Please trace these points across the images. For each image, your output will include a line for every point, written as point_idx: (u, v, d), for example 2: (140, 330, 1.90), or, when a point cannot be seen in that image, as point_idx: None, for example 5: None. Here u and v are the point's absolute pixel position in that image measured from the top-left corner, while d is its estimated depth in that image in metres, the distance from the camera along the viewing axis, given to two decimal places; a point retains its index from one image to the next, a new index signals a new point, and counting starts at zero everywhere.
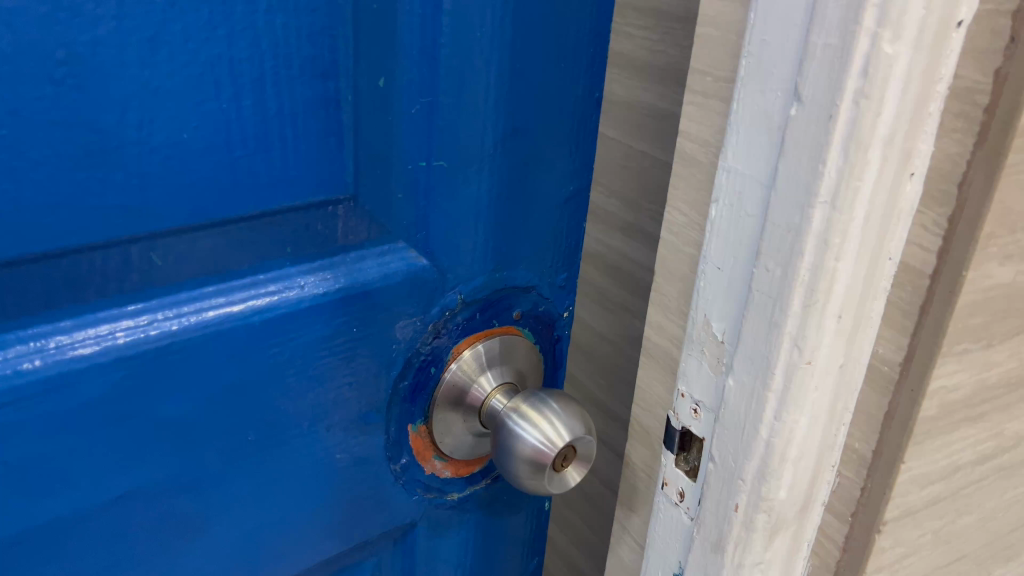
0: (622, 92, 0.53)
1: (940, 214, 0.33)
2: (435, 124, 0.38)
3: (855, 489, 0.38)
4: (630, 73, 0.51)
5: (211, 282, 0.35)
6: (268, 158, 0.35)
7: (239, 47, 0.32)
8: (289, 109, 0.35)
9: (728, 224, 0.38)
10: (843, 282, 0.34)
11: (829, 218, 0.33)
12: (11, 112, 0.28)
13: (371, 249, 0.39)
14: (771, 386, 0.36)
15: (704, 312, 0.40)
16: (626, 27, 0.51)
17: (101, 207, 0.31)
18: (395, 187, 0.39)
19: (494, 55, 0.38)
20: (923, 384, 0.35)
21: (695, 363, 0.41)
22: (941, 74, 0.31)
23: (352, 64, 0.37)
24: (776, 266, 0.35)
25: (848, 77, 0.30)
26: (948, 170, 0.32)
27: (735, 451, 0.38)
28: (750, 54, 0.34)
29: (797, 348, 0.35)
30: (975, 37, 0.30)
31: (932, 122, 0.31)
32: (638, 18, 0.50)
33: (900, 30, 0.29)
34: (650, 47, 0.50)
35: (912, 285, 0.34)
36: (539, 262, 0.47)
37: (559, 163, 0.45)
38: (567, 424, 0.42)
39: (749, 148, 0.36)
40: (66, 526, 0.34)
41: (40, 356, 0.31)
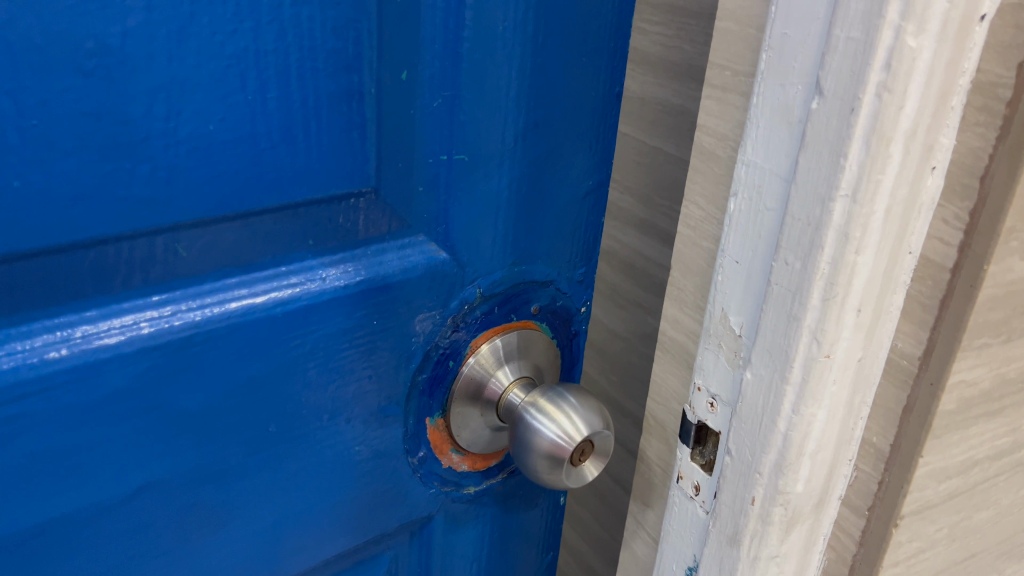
0: (637, 88, 0.53)
1: (961, 208, 0.33)
2: (457, 118, 0.38)
3: (872, 483, 0.38)
4: (648, 70, 0.52)
5: (234, 273, 0.35)
6: (291, 151, 0.35)
7: (265, 40, 0.33)
8: (313, 103, 0.35)
9: (746, 217, 0.38)
10: (863, 276, 0.34)
11: (850, 211, 0.33)
12: (42, 102, 0.28)
13: (392, 241, 0.39)
14: (789, 379, 0.36)
15: (722, 305, 0.40)
16: (642, 22, 0.51)
17: (127, 198, 0.32)
18: (416, 180, 0.39)
19: (515, 49, 0.38)
20: (942, 377, 0.35)
21: (712, 357, 0.41)
22: (964, 67, 0.31)
23: (375, 57, 0.36)
24: (796, 260, 0.35)
25: (871, 70, 0.30)
26: (970, 163, 0.32)
27: (753, 444, 0.38)
28: (772, 47, 0.35)
29: (816, 341, 0.35)
30: (999, 31, 0.30)
31: (955, 115, 0.31)
32: (654, 14, 0.50)
33: (924, 23, 0.29)
34: (666, 43, 0.50)
35: (933, 279, 0.34)
36: (558, 257, 0.47)
37: (578, 158, 0.45)
38: (584, 418, 0.42)
39: (769, 142, 0.36)
40: (91, 515, 0.34)
41: (66, 346, 0.31)
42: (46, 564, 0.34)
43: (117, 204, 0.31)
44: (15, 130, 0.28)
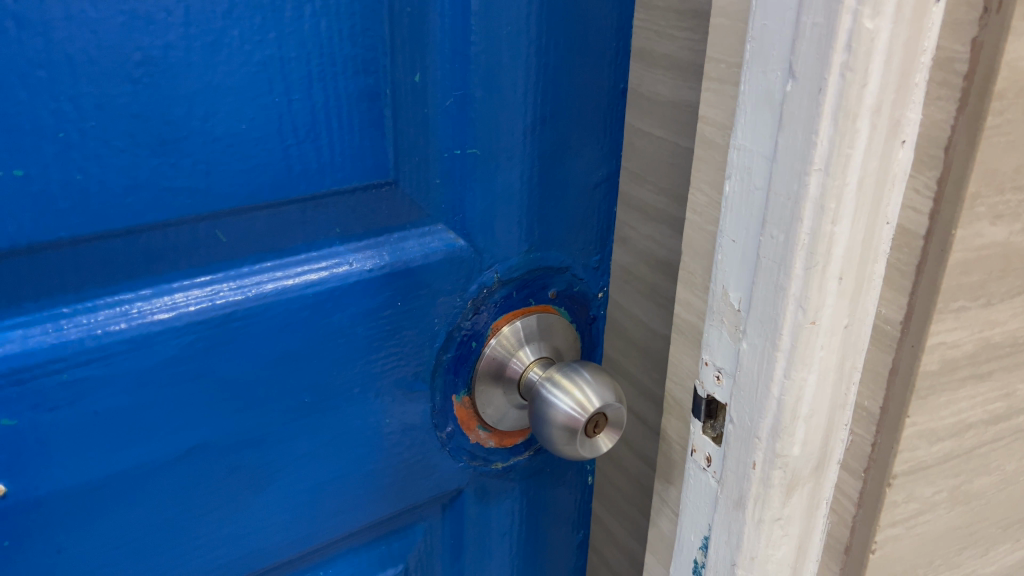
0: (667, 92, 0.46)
1: (930, 177, 0.35)
2: (468, 115, 0.42)
3: (866, 445, 0.40)
4: (675, 73, 0.45)
5: (270, 257, 0.40)
6: (316, 146, 0.39)
7: (289, 48, 0.37)
8: (334, 103, 0.39)
9: (739, 197, 0.40)
10: (841, 245, 0.36)
11: (825, 184, 0.35)
12: (98, 106, 0.33)
13: (412, 229, 0.44)
14: (779, 346, 0.38)
15: (723, 282, 0.43)
16: (669, 28, 0.45)
17: (171, 189, 0.36)
18: (433, 172, 0.43)
19: (520, 51, 0.43)
20: (921, 339, 0.37)
21: (717, 332, 0.44)
22: (923, 46, 0.33)
23: (389, 62, 0.40)
24: (780, 233, 0.37)
25: (834, 52, 0.33)
26: (936, 136, 0.34)
27: (751, 410, 0.41)
28: (753, 38, 0.37)
29: (801, 309, 0.37)
30: (953, 10, 0.32)
31: (919, 91, 0.34)
32: (678, 19, 0.44)
33: (879, 6, 0.32)
34: (693, 48, 0.43)
35: (909, 246, 0.36)
36: (572, 245, 0.51)
37: (586, 150, 0.49)
38: (597, 392, 0.45)
39: (754, 126, 0.38)
40: (148, 473, 0.39)
41: (125, 319, 0.36)
42: (107, 514, 0.39)
43: (163, 195, 0.36)
44: (76, 131, 0.33)
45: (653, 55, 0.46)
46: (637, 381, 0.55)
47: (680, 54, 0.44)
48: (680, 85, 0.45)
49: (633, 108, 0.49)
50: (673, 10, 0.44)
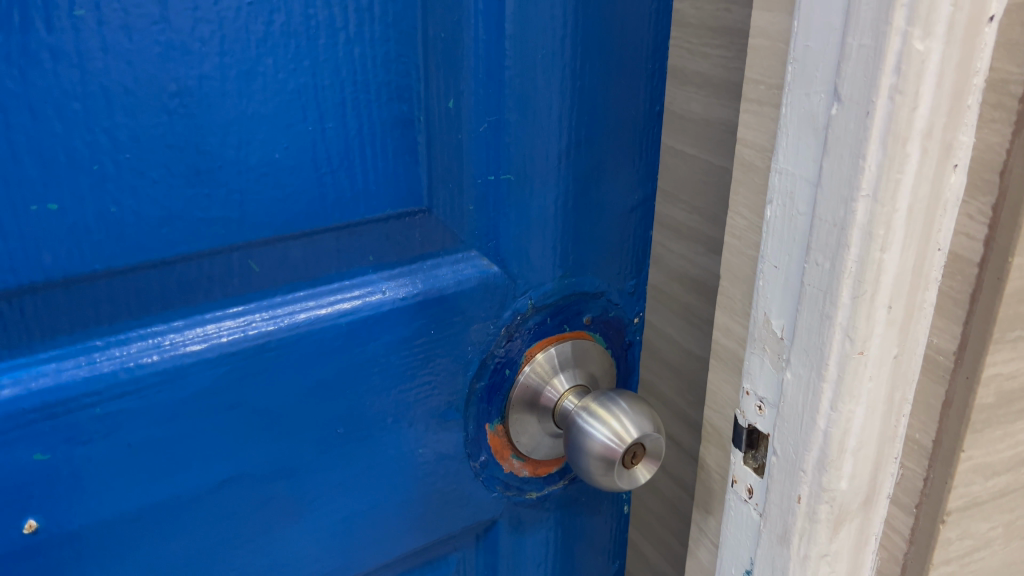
0: (700, 109, 0.46)
1: (985, 203, 0.33)
2: (502, 140, 0.42)
3: (917, 480, 0.38)
4: (708, 91, 0.45)
5: (302, 286, 0.39)
6: (350, 174, 0.39)
7: (323, 76, 0.36)
8: (368, 131, 0.39)
9: (781, 223, 0.39)
10: (891, 273, 0.35)
11: (873, 211, 0.34)
12: (133, 137, 0.33)
13: (446, 256, 0.43)
14: (825, 377, 0.37)
15: (764, 309, 0.41)
16: (702, 45, 0.44)
17: (205, 220, 0.36)
18: (467, 199, 0.43)
19: (555, 73, 0.42)
20: (977, 370, 0.35)
21: (758, 360, 0.43)
22: (976, 67, 0.32)
23: (423, 88, 0.40)
24: (825, 260, 0.36)
25: (883, 74, 0.32)
26: (991, 160, 0.33)
27: (796, 442, 0.40)
28: (795, 60, 0.36)
29: (849, 339, 0.36)
30: (1008, 30, 0.31)
31: (972, 114, 0.33)
32: (712, 37, 0.43)
33: (930, 27, 0.31)
34: (726, 65, 0.43)
35: (962, 274, 0.35)
36: (607, 270, 0.50)
37: (621, 173, 0.48)
38: (635, 421, 0.44)
39: (797, 150, 0.37)
40: (181, 505, 0.38)
41: (157, 351, 0.36)
42: (141, 548, 0.38)
43: (196, 225, 0.35)
44: (111, 162, 0.33)
45: (686, 73, 0.45)
46: (674, 408, 0.53)
47: (711, 71, 0.44)
48: (720, 98, 0.44)
49: (669, 128, 0.48)
50: (705, 27, 0.43)
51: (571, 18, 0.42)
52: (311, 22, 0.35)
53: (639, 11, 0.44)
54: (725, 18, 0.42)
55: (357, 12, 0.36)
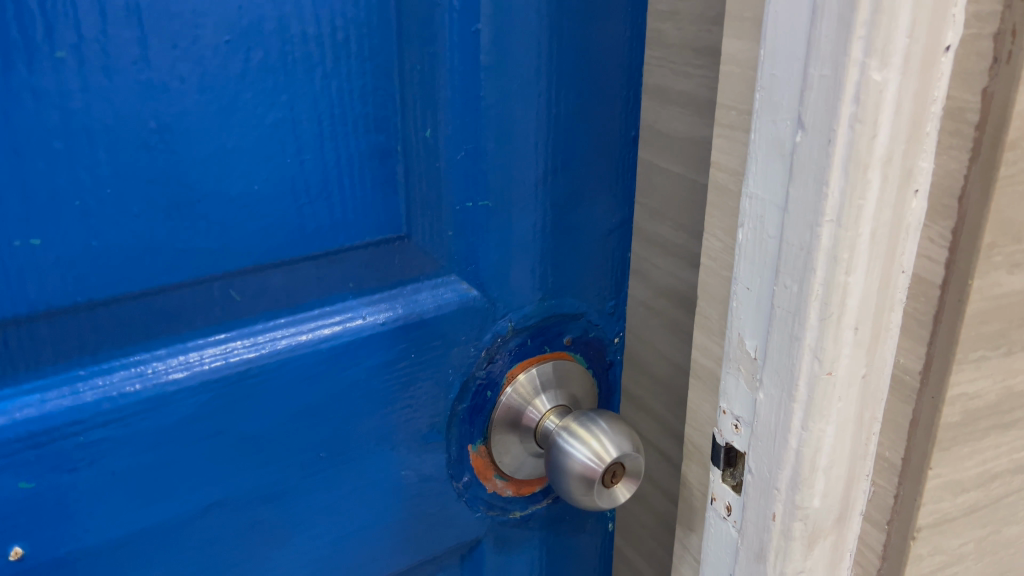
0: (683, 129, 0.46)
1: (945, 227, 0.34)
2: (479, 168, 0.43)
3: (888, 497, 0.39)
4: (692, 110, 0.45)
5: (283, 313, 0.40)
6: (329, 204, 0.40)
7: (301, 109, 0.37)
8: (346, 161, 0.39)
9: (753, 246, 0.40)
10: (856, 295, 0.36)
11: (837, 235, 0.35)
12: (114, 173, 0.34)
13: (426, 281, 0.44)
14: (796, 397, 0.38)
15: (739, 330, 0.42)
16: (685, 66, 0.44)
17: (185, 251, 0.36)
18: (446, 224, 0.44)
19: (531, 101, 0.43)
20: (941, 390, 0.36)
21: (733, 380, 0.43)
22: (933, 95, 0.33)
23: (400, 120, 0.41)
24: (793, 283, 0.37)
25: (843, 104, 0.33)
26: (950, 185, 0.34)
27: (770, 461, 0.40)
28: (763, 87, 0.37)
29: (817, 360, 0.37)
30: (963, 59, 0.32)
31: (930, 140, 0.33)
32: (695, 58, 0.43)
33: (887, 58, 0.32)
34: (710, 85, 0.43)
35: (926, 295, 0.35)
36: (587, 292, 0.51)
37: (599, 197, 0.49)
38: (614, 441, 0.45)
39: (766, 175, 0.38)
40: (166, 531, 0.39)
41: (140, 380, 0.37)
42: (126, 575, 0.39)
43: (177, 257, 0.36)
44: (93, 198, 0.34)
45: (670, 94, 0.46)
46: (657, 426, 0.54)
47: (696, 91, 0.44)
48: (695, 120, 0.45)
49: (647, 145, 0.48)
50: (688, 48, 0.44)
51: (545, 48, 0.43)
52: (289, 60, 0.36)
53: (613, 40, 0.45)
54: (698, 42, 0.43)
55: (334, 47, 0.37)
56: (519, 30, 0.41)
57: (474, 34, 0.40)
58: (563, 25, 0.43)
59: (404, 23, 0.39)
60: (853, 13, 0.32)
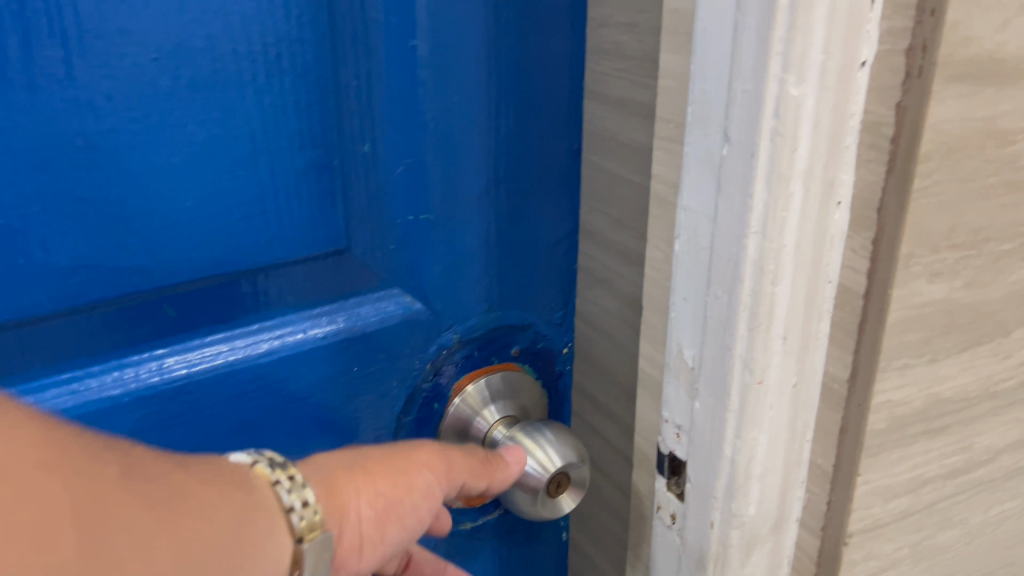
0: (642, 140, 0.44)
1: (866, 238, 0.35)
2: (420, 181, 0.43)
3: (822, 503, 0.40)
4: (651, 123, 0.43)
5: (221, 329, 0.40)
6: (265, 220, 0.40)
7: (233, 126, 0.37)
8: (282, 177, 0.40)
9: (688, 257, 0.41)
10: (783, 305, 0.36)
11: (762, 247, 0.35)
12: (41, 191, 0.34)
13: (368, 294, 0.44)
14: (729, 406, 0.39)
15: (677, 340, 0.43)
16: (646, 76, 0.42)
17: (116, 268, 0.36)
18: (389, 238, 0.44)
19: (471, 115, 0.44)
20: (867, 398, 0.36)
21: (674, 389, 0.44)
22: (851, 110, 0.34)
23: (337, 134, 0.41)
24: (723, 294, 0.38)
25: (763, 118, 0.34)
26: (870, 198, 0.34)
27: (706, 470, 0.41)
28: (695, 102, 0.37)
29: (747, 369, 0.38)
30: (878, 75, 0.33)
31: (850, 153, 0.34)
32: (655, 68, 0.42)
33: (803, 73, 0.33)
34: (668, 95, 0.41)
35: (850, 304, 0.36)
36: (534, 303, 0.51)
37: (545, 209, 0.49)
38: (559, 451, 0.46)
39: (698, 188, 0.39)
40: None
41: (72, 396, 0.37)
42: None
43: (108, 274, 0.36)
44: (19, 216, 0.34)
45: (630, 105, 0.44)
46: (610, 435, 0.53)
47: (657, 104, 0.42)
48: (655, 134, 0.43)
49: (601, 151, 0.47)
50: (648, 59, 0.42)
51: (484, 63, 0.43)
52: (222, 75, 0.36)
53: (555, 54, 0.46)
54: (634, 53, 0.43)
55: (270, 63, 0.37)
56: (456, 45, 0.42)
57: (411, 50, 0.40)
58: (501, 40, 0.43)
59: (340, 38, 0.39)
60: (769, 30, 0.32)
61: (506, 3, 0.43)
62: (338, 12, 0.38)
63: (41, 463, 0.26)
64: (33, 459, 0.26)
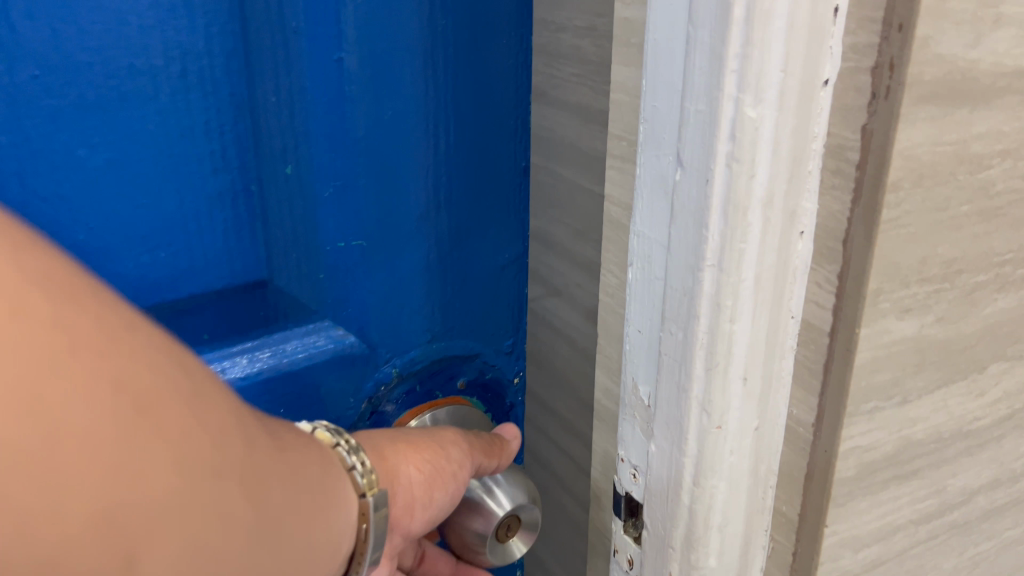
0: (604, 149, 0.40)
1: (831, 271, 0.32)
2: (351, 204, 0.40)
3: (787, 553, 0.37)
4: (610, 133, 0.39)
5: None
6: (173, 251, 0.37)
7: (133, 151, 0.35)
8: (192, 205, 0.37)
9: (642, 286, 0.38)
10: (743, 344, 0.33)
11: (719, 281, 0.32)
12: None
13: (295, 329, 0.42)
14: (685, 451, 0.36)
15: (632, 375, 0.40)
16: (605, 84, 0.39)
17: None
18: (316, 267, 0.41)
19: (407, 134, 0.40)
20: (834, 444, 0.33)
21: (630, 427, 0.41)
22: (813, 132, 0.31)
23: (254, 156, 0.38)
24: (678, 329, 0.35)
25: (718, 141, 0.31)
26: (834, 228, 0.31)
27: (664, 518, 0.38)
28: (646, 120, 0.35)
29: (705, 413, 0.34)
30: (842, 94, 0.30)
31: (813, 179, 0.31)
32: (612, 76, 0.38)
33: (761, 93, 0.30)
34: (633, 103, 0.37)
35: (815, 342, 0.33)
36: (482, 332, 0.49)
37: (493, 231, 0.46)
38: (507, 492, 0.43)
39: (651, 213, 0.36)
40: None
41: None
42: None
43: None
44: None
45: (590, 112, 0.40)
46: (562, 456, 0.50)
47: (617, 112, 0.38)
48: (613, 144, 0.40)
49: (554, 156, 0.44)
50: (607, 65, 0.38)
51: (420, 76, 0.40)
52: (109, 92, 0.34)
53: (498, 65, 0.43)
54: (592, 59, 0.39)
55: (170, 80, 0.35)
56: (387, 57, 0.38)
57: (337, 63, 0.37)
58: (439, 52, 0.40)
59: (254, 51, 0.36)
60: (721, 45, 0.30)
61: (442, 12, 0.39)
62: (251, 21, 0.36)
63: (169, 382, 0.23)
64: (163, 377, 0.23)
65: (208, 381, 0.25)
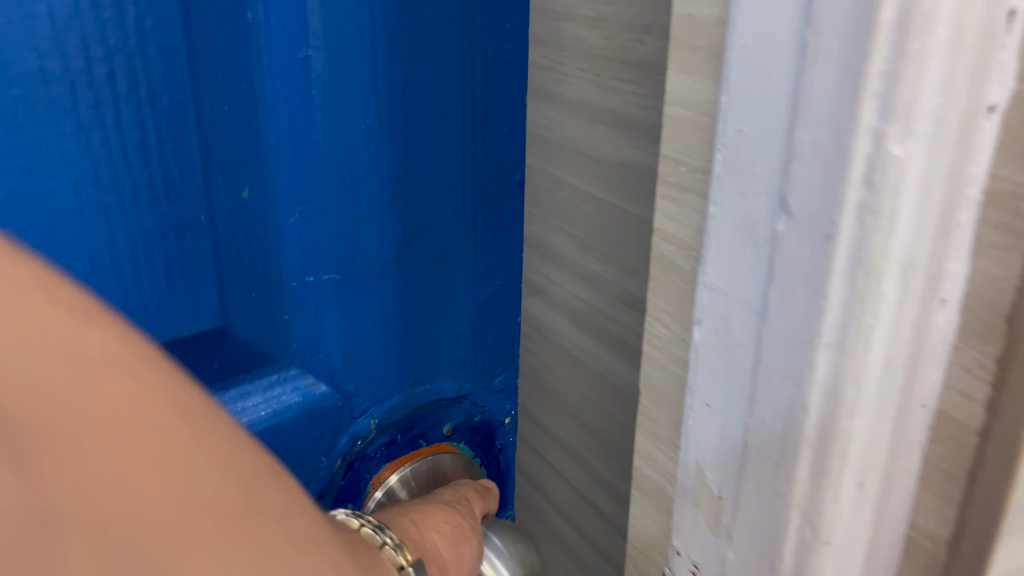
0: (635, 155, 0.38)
1: (984, 353, 0.25)
2: (318, 232, 0.39)
3: None
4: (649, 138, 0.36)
5: None
6: (126, 291, 0.35)
7: (79, 180, 0.33)
8: (139, 240, 0.35)
9: (714, 353, 0.30)
10: (862, 443, 0.26)
11: (839, 366, 0.25)
12: None
13: (263, 377, 0.41)
14: (780, 567, 0.29)
15: (695, 458, 0.32)
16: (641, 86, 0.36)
17: None
18: (283, 307, 0.40)
19: (376, 150, 0.39)
20: (977, 566, 0.27)
21: (689, 518, 0.33)
22: (971, 174, 0.23)
23: (208, 180, 0.36)
24: (775, 421, 0.27)
25: (848, 186, 0.23)
26: (994, 298, 0.24)
27: None
28: (725, 145, 0.27)
29: (809, 525, 0.28)
30: (1011, 126, 0.23)
31: (965, 235, 0.24)
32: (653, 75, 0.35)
33: (911, 125, 0.22)
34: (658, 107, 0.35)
35: (955, 441, 0.26)
36: (465, 369, 0.49)
37: (474, 260, 0.46)
38: None
39: (732, 264, 0.28)
40: None
41: None
42: None
43: None
44: None
45: (597, 111, 0.39)
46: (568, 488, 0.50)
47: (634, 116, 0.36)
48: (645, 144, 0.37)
49: (559, 161, 0.43)
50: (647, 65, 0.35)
51: (385, 85, 0.38)
52: (100, 125, 0.32)
53: (473, 80, 0.42)
54: (632, 59, 0.36)
55: (157, 109, 0.34)
56: (351, 68, 0.37)
57: (302, 62, 0.36)
58: (405, 63, 0.39)
59: (205, 47, 0.34)
60: (850, 60, 0.22)
61: (416, 11, 0.38)
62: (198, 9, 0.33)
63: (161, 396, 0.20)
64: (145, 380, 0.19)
65: (211, 411, 0.21)
